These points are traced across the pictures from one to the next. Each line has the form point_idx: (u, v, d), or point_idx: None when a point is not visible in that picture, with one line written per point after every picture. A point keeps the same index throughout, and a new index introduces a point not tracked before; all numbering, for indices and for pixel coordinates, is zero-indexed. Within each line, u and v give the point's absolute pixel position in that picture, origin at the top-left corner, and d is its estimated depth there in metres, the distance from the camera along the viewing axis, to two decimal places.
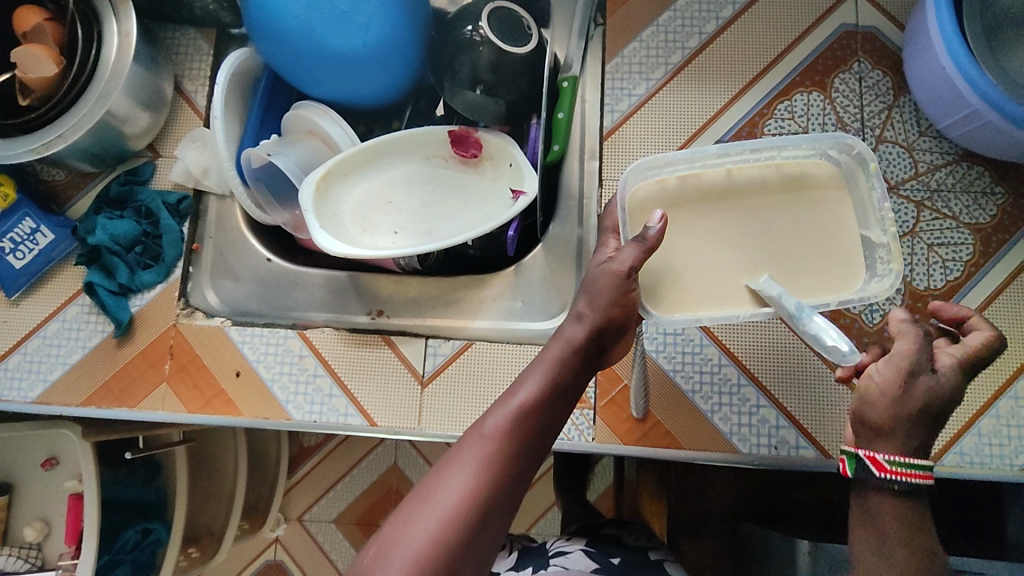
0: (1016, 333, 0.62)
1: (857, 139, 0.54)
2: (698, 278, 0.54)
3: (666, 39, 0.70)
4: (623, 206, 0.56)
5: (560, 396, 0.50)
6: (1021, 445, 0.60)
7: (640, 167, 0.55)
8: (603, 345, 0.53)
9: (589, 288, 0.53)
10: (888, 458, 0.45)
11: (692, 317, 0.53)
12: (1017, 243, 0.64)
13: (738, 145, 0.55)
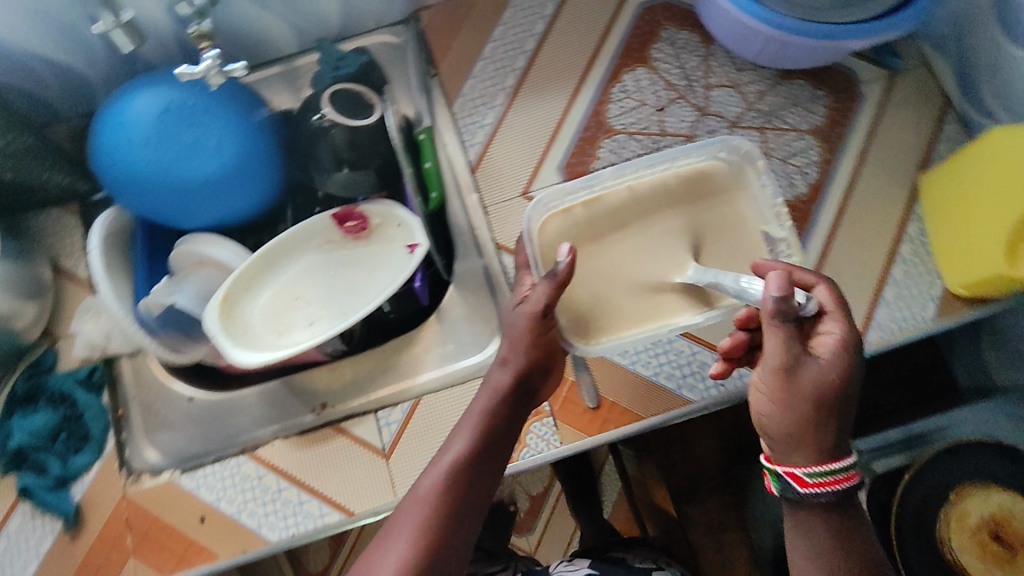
0: (885, 203, 0.68)
1: (740, 139, 0.60)
2: (612, 300, 0.59)
3: (496, 67, 0.77)
4: (531, 242, 0.60)
5: (490, 445, 0.52)
6: (924, 299, 0.64)
7: (543, 200, 0.60)
8: (526, 389, 0.57)
9: (510, 332, 0.57)
10: (807, 473, 0.47)
11: (616, 342, 0.58)
12: (854, 130, 0.71)
13: (634, 165, 0.60)
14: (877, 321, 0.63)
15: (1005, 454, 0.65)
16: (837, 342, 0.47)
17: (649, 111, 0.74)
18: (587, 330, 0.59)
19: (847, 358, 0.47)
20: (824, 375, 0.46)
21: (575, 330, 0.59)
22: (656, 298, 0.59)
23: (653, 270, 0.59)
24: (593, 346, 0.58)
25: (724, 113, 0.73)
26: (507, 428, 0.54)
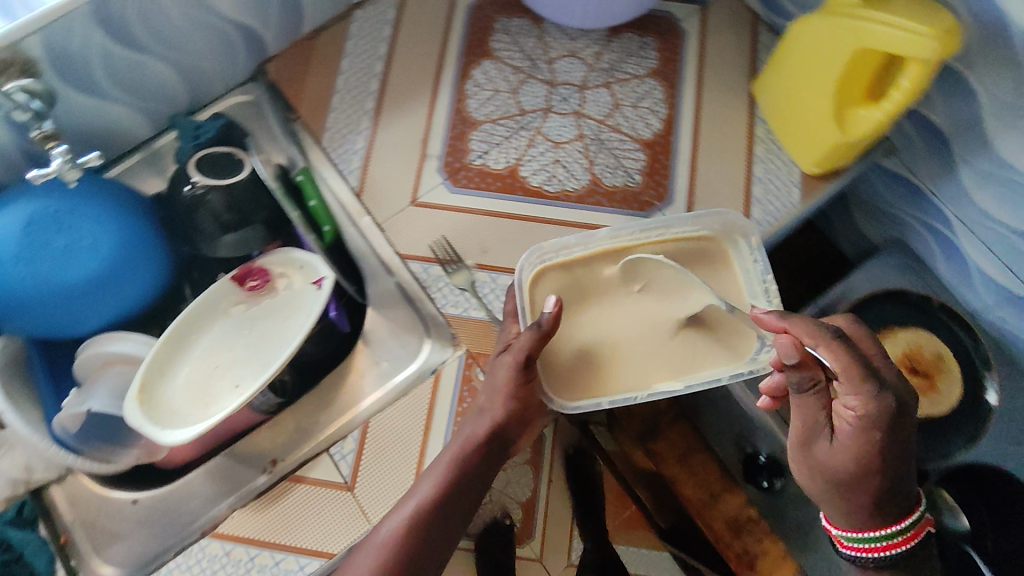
0: (729, 118, 0.78)
1: (736, 213, 0.67)
2: (594, 373, 0.63)
3: (352, 95, 0.80)
4: (522, 292, 0.65)
5: (455, 493, 0.60)
6: (785, 187, 0.74)
7: (536, 252, 0.65)
8: (500, 439, 0.63)
9: (491, 381, 0.63)
10: (842, 534, 0.61)
11: (595, 403, 0.62)
12: (685, 64, 0.80)
13: (632, 227, 0.66)
14: (755, 219, 0.73)
15: (898, 299, 0.77)
16: (854, 422, 0.53)
17: (505, 96, 0.79)
18: (569, 389, 0.63)
19: (864, 434, 0.53)
20: (842, 460, 0.56)
21: (552, 382, 0.63)
22: (637, 360, 0.63)
23: (648, 341, 0.64)
24: (569, 406, 0.62)
25: (571, 79, 0.80)
26: (474, 479, 0.61)
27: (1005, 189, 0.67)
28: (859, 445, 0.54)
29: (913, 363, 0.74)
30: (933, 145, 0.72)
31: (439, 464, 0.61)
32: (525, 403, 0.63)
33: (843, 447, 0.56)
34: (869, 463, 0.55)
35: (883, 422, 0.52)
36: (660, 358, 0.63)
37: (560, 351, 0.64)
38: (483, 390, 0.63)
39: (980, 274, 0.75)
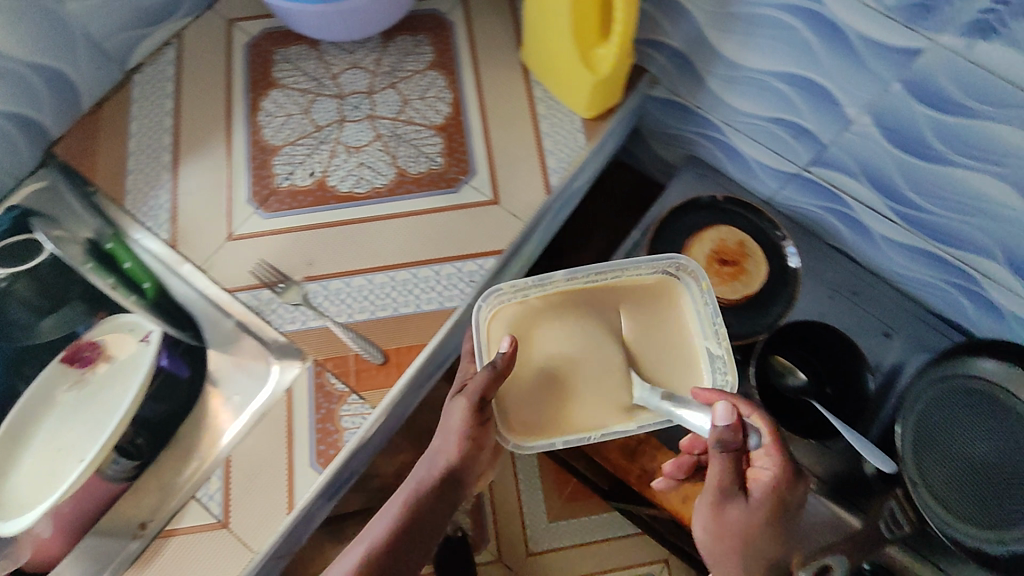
0: (509, 88, 0.84)
1: (688, 258, 0.69)
2: (551, 407, 0.65)
3: (147, 156, 0.80)
4: (479, 333, 0.68)
5: (412, 532, 0.58)
6: (568, 138, 0.81)
7: (491, 291, 0.68)
8: (454, 478, 0.62)
9: (446, 425, 0.63)
10: None
11: (546, 442, 0.64)
12: (458, 50, 0.86)
13: (588, 270, 0.69)
14: (551, 169, 0.80)
15: (697, 207, 0.86)
16: (766, 488, 0.57)
17: (298, 118, 0.82)
18: (523, 430, 0.65)
19: (770, 505, 0.57)
20: (746, 520, 0.58)
21: (506, 417, 0.65)
22: (588, 402, 0.65)
23: (602, 382, 0.65)
24: (523, 446, 0.64)
25: (358, 88, 0.83)
26: (432, 519, 0.59)
27: (745, 87, 0.77)
28: (768, 506, 0.57)
29: (721, 257, 0.83)
30: (683, 70, 0.82)
31: (393, 507, 0.60)
32: (479, 442, 0.63)
33: (745, 507, 0.58)
34: (772, 520, 0.57)
35: (792, 488, 0.58)
36: (610, 402, 0.65)
37: (518, 390, 0.66)
38: (438, 434, 0.63)
39: (759, 165, 0.87)
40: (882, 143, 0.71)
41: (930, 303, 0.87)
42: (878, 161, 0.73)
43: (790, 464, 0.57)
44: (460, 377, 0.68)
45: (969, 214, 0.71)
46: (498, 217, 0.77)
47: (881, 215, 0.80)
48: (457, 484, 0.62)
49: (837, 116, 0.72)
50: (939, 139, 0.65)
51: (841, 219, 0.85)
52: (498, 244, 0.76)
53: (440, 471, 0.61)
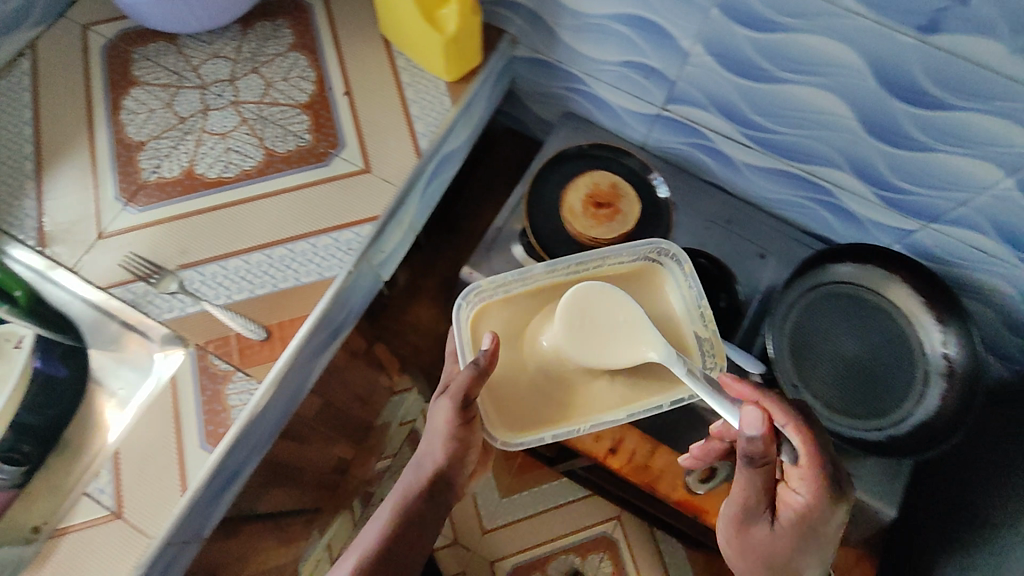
0: (371, 60, 0.85)
1: (672, 244, 0.72)
2: (540, 403, 0.68)
3: (8, 166, 0.79)
4: (461, 333, 0.70)
5: (406, 530, 0.58)
6: (433, 101, 0.83)
7: (473, 289, 0.71)
8: (445, 480, 0.63)
9: (432, 428, 0.64)
10: None
11: (535, 438, 0.67)
12: (319, 30, 0.87)
13: (568, 261, 0.71)
14: (419, 132, 0.81)
15: (573, 157, 0.89)
16: (801, 507, 0.54)
17: (161, 112, 0.82)
18: (511, 429, 0.67)
19: (806, 522, 0.54)
20: (772, 539, 0.56)
21: (498, 414, 0.68)
22: (577, 395, 0.68)
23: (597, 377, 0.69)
24: (512, 445, 0.66)
25: (221, 77, 0.84)
26: (423, 518, 0.60)
27: (592, 35, 0.80)
28: (791, 528, 0.55)
29: (597, 200, 0.84)
30: (535, 26, 0.84)
31: (385, 512, 0.61)
32: (466, 442, 0.64)
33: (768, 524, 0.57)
34: (796, 542, 0.55)
35: (824, 515, 0.53)
36: (606, 397, 0.68)
37: (510, 389, 0.69)
38: (427, 433, 0.65)
39: (625, 110, 0.90)
40: (720, 71, 0.74)
41: (798, 222, 0.92)
42: (722, 90, 0.77)
43: (823, 493, 0.53)
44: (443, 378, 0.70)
45: (808, 129, 0.75)
46: (371, 185, 0.78)
47: (740, 144, 0.84)
48: (447, 488, 0.63)
49: (675, 51, 0.75)
50: (765, 59, 0.69)
51: (707, 153, 0.90)
52: (372, 210, 0.77)
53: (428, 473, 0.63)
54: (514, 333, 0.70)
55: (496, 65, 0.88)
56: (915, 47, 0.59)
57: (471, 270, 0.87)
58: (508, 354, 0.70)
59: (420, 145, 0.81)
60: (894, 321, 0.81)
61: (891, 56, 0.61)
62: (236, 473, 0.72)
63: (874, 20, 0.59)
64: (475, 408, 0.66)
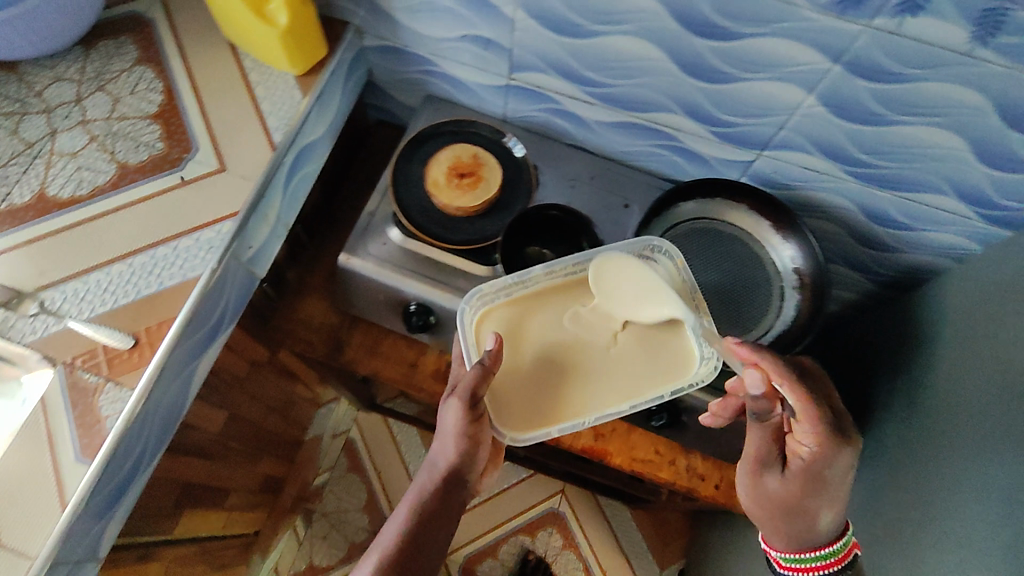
0: (219, 65, 0.86)
1: (661, 239, 0.79)
2: (545, 401, 0.75)
3: None
4: (466, 341, 0.76)
5: (422, 524, 0.68)
6: (283, 96, 0.85)
7: (473, 296, 0.77)
8: (456, 478, 0.71)
9: (443, 427, 0.72)
10: (782, 555, 0.75)
11: (543, 432, 0.73)
12: (163, 42, 0.88)
13: (565, 262, 0.78)
14: (272, 127, 0.83)
15: (432, 134, 0.91)
16: (809, 451, 0.66)
17: (6, 140, 0.81)
18: (520, 426, 0.74)
19: (813, 464, 0.67)
20: (778, 486, 0.70)
21: (502, 415, 0.74)
22: (584, 390, 0.75)
23: (596, 371, 0.75)
24: (519, 439, 0.73)
25: (65, 99, 0.83)
26: (437, 514, 0.69)
27: (426, 13, 0.83)
28: (800, 476, 0.68)
29: (459, 171, 0.88)
30: (374, 13, 0.87)
31: (404, 510, 0.69)
32: (476, 439, 0.72)
33: (779, 475, 0.70)
34: (805, 490, 0.69)
35: (828, 459, 0.66)
36: (602, 389, 0.75)
37: (513, 389, 0.75)
38: (438, 437, 0.72)
39: (477, 86, 0.94)
40: (545, 32, 0.79)
41: (656, 169, 0.98)
42: (553, 52, 0.82)
43: (824, 439, 0.65)
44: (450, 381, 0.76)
45: (636, 77, 0.81)
46: (228, 183, 0.80)
47: (586, 103, 0.89)
48: (460, 481, 0.72)
49: (501, 19, 0.79)
50: (578, 14, 0.74)
51: (561, 117, 0.94)
52: (232, 206, 0.78)
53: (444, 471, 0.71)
54: (516, 334, 0.77)
55: (345, 56, 0.91)
56: None
57: (348, 257, 0.87)
58: (510, 354, 0.76)
59: (274, 138, 0.83)
60: (745, 244, 0.89)
61: None
62: (125, 486, 0.72)
63: None
64: (483, 406, 0.73)
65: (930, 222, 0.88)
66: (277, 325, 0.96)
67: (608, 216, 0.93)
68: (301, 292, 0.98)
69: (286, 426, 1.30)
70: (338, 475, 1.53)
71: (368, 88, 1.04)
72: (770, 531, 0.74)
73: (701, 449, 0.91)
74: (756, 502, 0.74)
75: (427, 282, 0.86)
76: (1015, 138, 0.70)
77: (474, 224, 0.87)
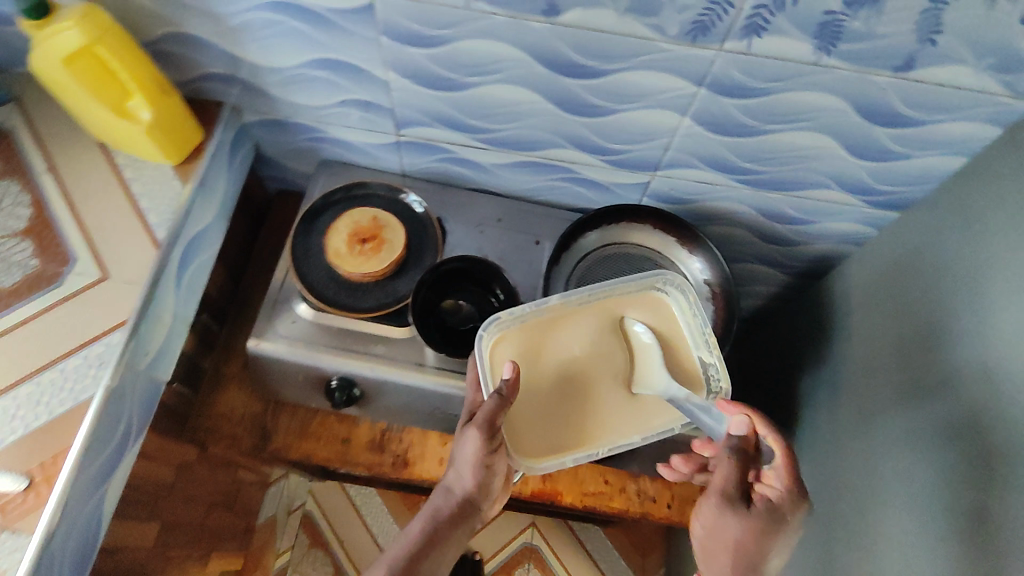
0: (89, 166, 0.82)
1: (673, 273, 0.78)
2: (562, 429, 0.73)
3: None
4: (483, 365, 0.74)
5: (429, 545, 0.69)
6: (162, 190, 0.82)
7: (493, 321, 0.75)
8: (467, 506, 0.72)
9: (458, 454, 0.72)
10: None
11: (558, 461, 0.72)
12: (25, 150, 0.82)
13: (580, 292, 0.77)
14: (155, 224, 0.80)
15: (328, 202, 0.89)
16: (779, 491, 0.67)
17: None
18: (535, 454, 0.72)
19: (775, 507, 0.66)
20: (738, 527, 0.66)
21: (519, 443, 0.72)
22: (601, 420, 0.74)
23: (613, 397, 0.75)
24: (535, 468, 0.71)
25: None
26: (443, 542, 0.70)
27: (299, 85, 0.82)
28: (762, 515, 0.66)
29: (360, 236, 0.85)
30: (248, 90, 0.85)
31: (414, 529, 0.71)
32: (492, 467, 0.71)
33: (744, 516, 0.66)
34: (760, 531, 0.66)
35: (792, 506, 0.66)
36: (616, 420, 0.74)
37: (530, 418, 0.74)
38: (455, 463, 0.72)
39: (368, 147, 0.93)
40: (420, 90, 0.78)
41: (561, 201, 0.99)
42: (433, 106, 0.81)
43: (792, 487, 0.67)
44: (467, 406, 0.75)
45: (519, 120, 0.81)
46: (112, 290, 0.76)
47: (478, 149, 0.89)
48: (472, 509, 0.73)
49: (375, 82, 0.79)
50: (448, 70, 0.74)
51: (457, 165, 0.94)
52: (120, 315, 0.74)
53: (458, 497, 0.72)
54: (534, 362, 0.75)
55: (226, 137, 0.88)
56: (550, 29, 0.66)
57: (257, 342, 0.84)
58: (526, 385, 0.74)
59: (158, 235, 0.79)
60: (656, 264, 0.92)
61: (537, 41, 0.68)
62: None
63: (506, 15, 0.65)
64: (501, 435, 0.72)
65: (824, 215, 0.91)
66: (196, 424, 0.93)
67: (519, 256, 0.93)
68: (219, 384, 0.94)
69: (233, 517, 1.24)
70: (301, 554, 1.47)
71: (259, 161, 1.01)
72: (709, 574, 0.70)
73: (646, 472, 0.91)
74: (708, 542, 0.70)
75: (344, 354, 0.83)
76: (878, 132, 0.73)
77: (384, 287, 0.86)
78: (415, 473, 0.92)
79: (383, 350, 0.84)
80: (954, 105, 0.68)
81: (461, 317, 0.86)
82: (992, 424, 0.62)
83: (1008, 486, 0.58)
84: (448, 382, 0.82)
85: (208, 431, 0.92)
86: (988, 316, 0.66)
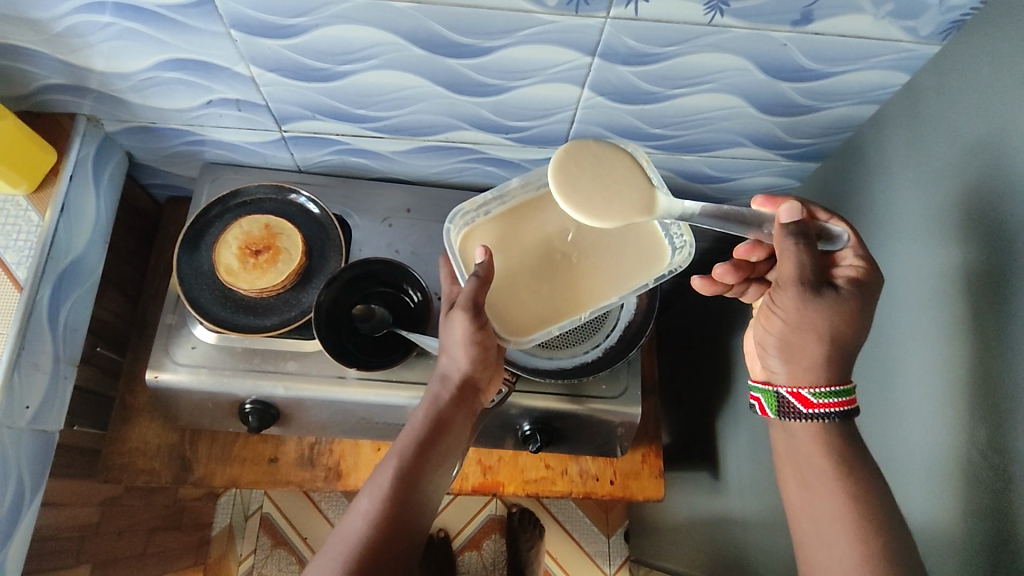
0: None
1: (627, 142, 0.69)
2: (547, 300, 0.69)
3: None
4: (455, 255, 0.71)
5: (432, 436, 0.65)
6: (16, 223, 0.73)
7: (459, 213, 0.71)
8: (463, 393, 0.68)
9: (446, 337, 0.67)
10: (813, 391, 0.56)
11: (546, 330, 0.68)
12: None
13: (540, 173, 0.73)
14: (12, 263, 0.72)
15: (217, 211, 0.82)
16: (852, 274, 0.57)
17: None
18: (529, 325, 0.68)
19: (853, 283, 0.56)
20: (829, 314, 0.55)
21: (508, 319, 0.68)
22: (589, 286, 0.70)
23: (593, 264, 0.70)
24: (525, 340, 0.68)
25: None
26: (447, 430, 0.66)
27: (157, 88, 0.73)
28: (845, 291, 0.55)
29: (252, 247, 0.78)
30: (102, 100, 0.76)
31: (415, 421, 0.66)
32: (486, 348, 0.66)
33: (832, 299, 0.55)
34: (846, 311, 0.55)
35: (869, 279, 0.56)
36: (603, 279, 0.70)
37: (515, 293, 0.69)
38: (445, 346, 0.67)
39: (252, 145, 0.85)
40: (292, 83, 0.70)
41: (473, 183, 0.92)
42: (311, 99, 0.73)
43: (867, 264, 0.57)
44: (447, 295, 0.71)
45: (409, 106, 0.74)
46: None
47: (372, 139, 0.82)
48: (471, 388, 0.69)
49: (240, 78, 0.70)
50: (316, 60, 0.66)
51: (354, 155, 0.86)
52: None
53: (456, 381, 0.67)
54: (511, 245, 0.71)
55: (86, 151, 0.79)
56: (418, 9, 0.59)
57: (155, 375, 0.78)
58: (503, 266, 0.70)
59: (18, 274, 0.71)
60: None
61: (406, 23, 0.60)
62: None
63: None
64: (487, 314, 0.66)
65: (745, 171, 0.87)
66: (108, 463, 0.85)
67: (433, 248, 0.87)
68: (127, 418, 0.87)
69: (179, 537, 1.19)
70: (264, 556, 1.43)
71: (137, 169, 0.91)
72: (787, 370, 0.58)
73: (586, 454, 0.90)
74: (788, 341, 0.57)
75: (253, 376, 0.78)
76: (786, 88, 0.69)
77: (286, 299, 0.79)
78: (350, 484, 0.89)
79: (295, 367, 0.79)
80: (859, 54, 0.64)
81: (374, 323, 0.79)
82: (891, 387, 0.64)
83: (928, 452, 0.59)
84: (366, 392, 0.78)
85: (123, 468, 0.85)
86: (887, 274, 0.66)
